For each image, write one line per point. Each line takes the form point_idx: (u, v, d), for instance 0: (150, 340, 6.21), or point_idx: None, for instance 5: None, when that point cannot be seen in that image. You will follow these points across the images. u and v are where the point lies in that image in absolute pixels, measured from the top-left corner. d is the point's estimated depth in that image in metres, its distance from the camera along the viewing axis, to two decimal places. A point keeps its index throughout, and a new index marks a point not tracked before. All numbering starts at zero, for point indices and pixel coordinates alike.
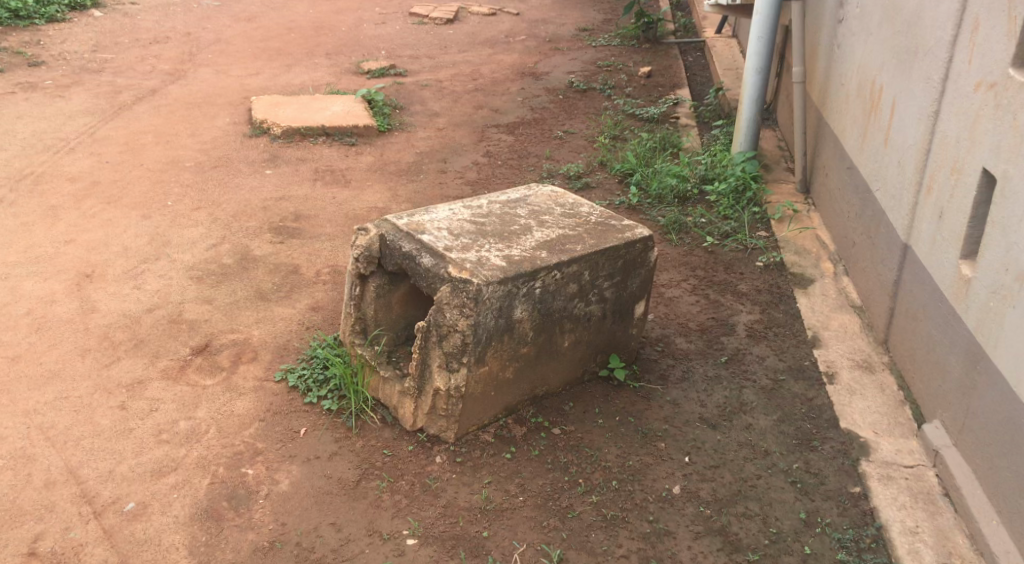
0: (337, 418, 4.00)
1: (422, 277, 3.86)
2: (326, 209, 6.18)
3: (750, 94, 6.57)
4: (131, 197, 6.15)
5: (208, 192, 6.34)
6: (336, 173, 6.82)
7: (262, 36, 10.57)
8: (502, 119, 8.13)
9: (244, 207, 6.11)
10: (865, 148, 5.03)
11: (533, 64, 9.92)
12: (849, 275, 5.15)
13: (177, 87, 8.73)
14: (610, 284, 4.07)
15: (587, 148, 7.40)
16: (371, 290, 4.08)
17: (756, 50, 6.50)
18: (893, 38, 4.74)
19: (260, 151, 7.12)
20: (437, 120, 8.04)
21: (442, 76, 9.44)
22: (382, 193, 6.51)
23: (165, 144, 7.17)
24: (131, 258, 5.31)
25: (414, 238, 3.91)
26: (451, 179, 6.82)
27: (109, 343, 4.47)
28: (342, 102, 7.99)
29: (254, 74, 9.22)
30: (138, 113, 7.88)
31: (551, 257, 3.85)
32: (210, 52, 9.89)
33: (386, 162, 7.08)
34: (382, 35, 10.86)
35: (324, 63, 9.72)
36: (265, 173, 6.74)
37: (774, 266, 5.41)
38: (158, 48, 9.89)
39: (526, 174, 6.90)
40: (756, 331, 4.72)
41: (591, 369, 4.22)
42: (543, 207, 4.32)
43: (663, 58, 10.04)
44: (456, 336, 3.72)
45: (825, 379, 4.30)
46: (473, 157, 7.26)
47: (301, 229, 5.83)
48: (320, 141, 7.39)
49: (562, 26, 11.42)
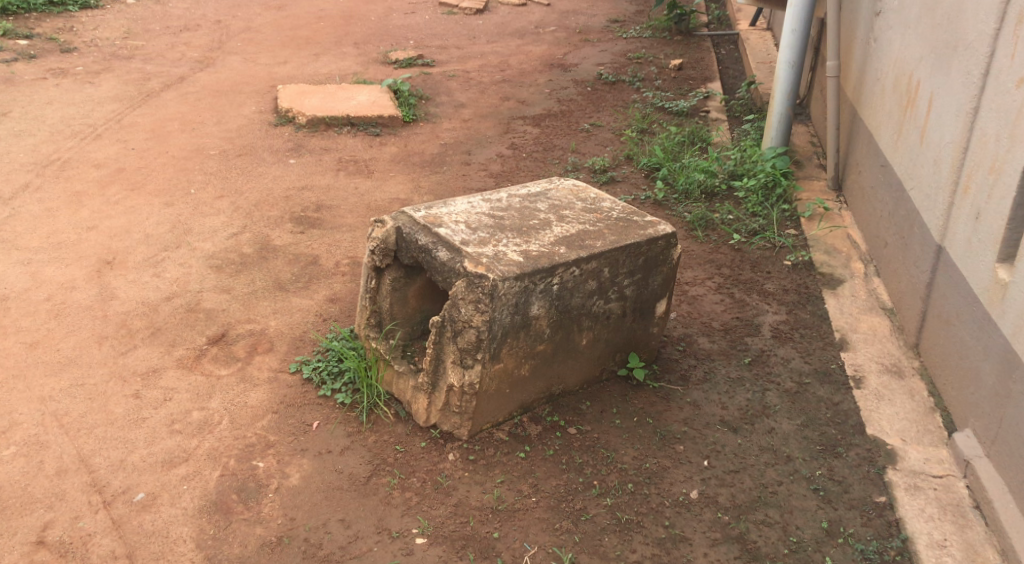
0: (350, 412, 3.93)
1: (437, 271, 3.79)
2: (348, 200, 6.15)
3: (781, 89, 6.46)
4: (155, 185, 6.13)
5: (231, 180, 6.31)
6: (360, 163, 6.78)
7: (291, 25, 10.56)
8: (529, 111, 8.06)
9: (267, 197, 6.08)
10: (900, 145, 4.91)
11: (562, 55, 9.83)
12: (880, 277, 5.03)
13: (205, 74, 8.72)
14: (630, 281, 4.01)
15: (614, 141, 7.32)
16: (387, 283, 4.00)
17: (788, 42, 6.40)
18: (931, 32, 4.62)
19: (285, 141, 7.09)
20: (463, 111, 7.98)
21: (470, 66, 9.37)
22: (404, 185, 6.47)
23: (191, 131, 7.15)
24: (152, 246, 5.29)
25: (431, 231, 3.85)
26: (475, 171, 6.77)
27: (126, 331, 4.43)
28: (368, 92, 7.95)
29: (282, 63, 9.20)
30: (166, 100, 7.87)
31: (570, 253, 3.80)
32: (239, 40, 9.88)
33: (410, 153, 7.02)
34: (411, 25, 10.80)
35: (352, 52, 9.69)
36: (289, 162, 6.70)
37: (802, 265, 5.31)
38: (188, 36, 9.88)
39: (550, 168, 6.85)
40: (782, 332, 4.62)
41: (610, 368, 4.15)
42: (563, 201, 4.27)
43: (695, 51, 9.94)
44: (471, 332, 3.64)
45: (851, 383, 4.18)
46: (498, 149, 7.19)
47: (323, 220, 5.81)
48: (345, 131, 7.34)
49: (594, 17, 11.32)
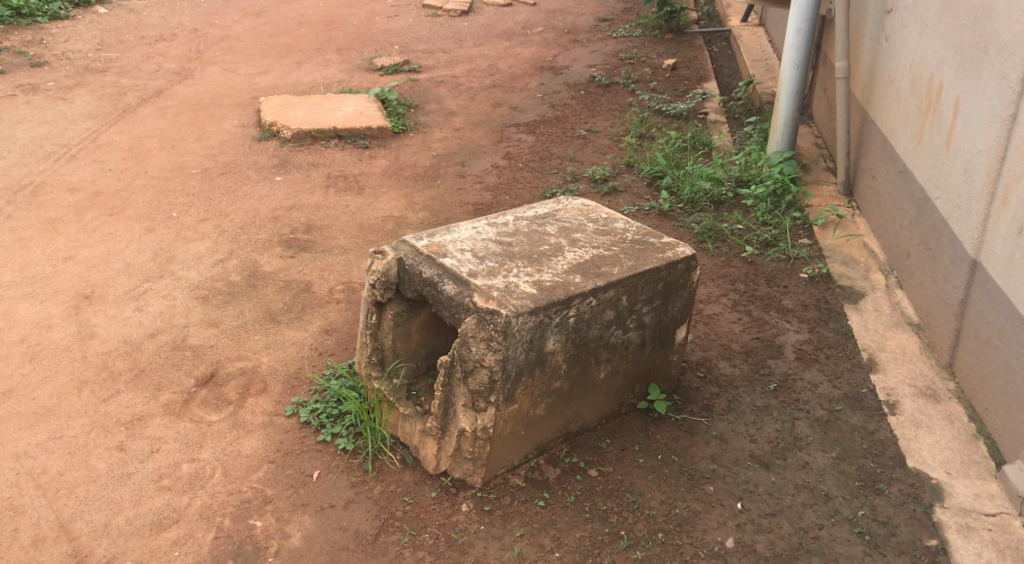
0: (353, 459, 3.65)
1: (444, 306, 3.52)
2: (339, 219, 5.87)
3: (787, 90, 6.30)
4: (135, 208, 5.82)
5: (216, 201, 6.01)
6: (350, 179, 6.50)
7: (271, 31, 10.25)
8: (522, 118, 7.79)
9: (254, 218, 5.79)
10: (921, 150, 4.66)
11: (552, 57, 9.56)
12: (904, 290, 4.78)
13: (184, 86, 8.41)
14: (649, 308, 3.75)
15: (612, 148, 7.07)
16: (389, 318, 3.71)
17: (794, 43, 6.24)
18: (954, 31, 4.38)
19: (270, 156, 6.79)
20: (454, 119, 7.71)
21: (457, 71, 9.10)
22: (397, 201, 6.18)
23: (171, 149, 6.84)
24: (133, 277, 4.99)
25: (436, 263, 3.59)
26: (470, 184, 6.50)
27: (107, 374, 4.13)
28: (354, 102, 7.67)
29: (264, 72, 8.89)
30: (143, 115, 7.55)
31: (586, 283, 3.53)
32: (218, 50, 9.56)
33: (401, 166, 6.74)
34: (395, 29, 10.51)
35: (336, 59, 9.39)
36: (275, 180, 6.40)
37: (820, 278, 5.06)
38: (164, 46, 9.55)
39: (548, 178, 6.58)
40: (806, 353, 4.36)
41: (629, 401, 3.88)
42: (574, 223, 4.02)
43: (688, 49, 9.70)
44: (483, 373, 3.37)
45: (885, 409, 3.93)
46: (492, 159, 6.93)
47: (313, 242, 5.52)
48: (332, 144, 7.05)
49: (581, 16, 11.06)
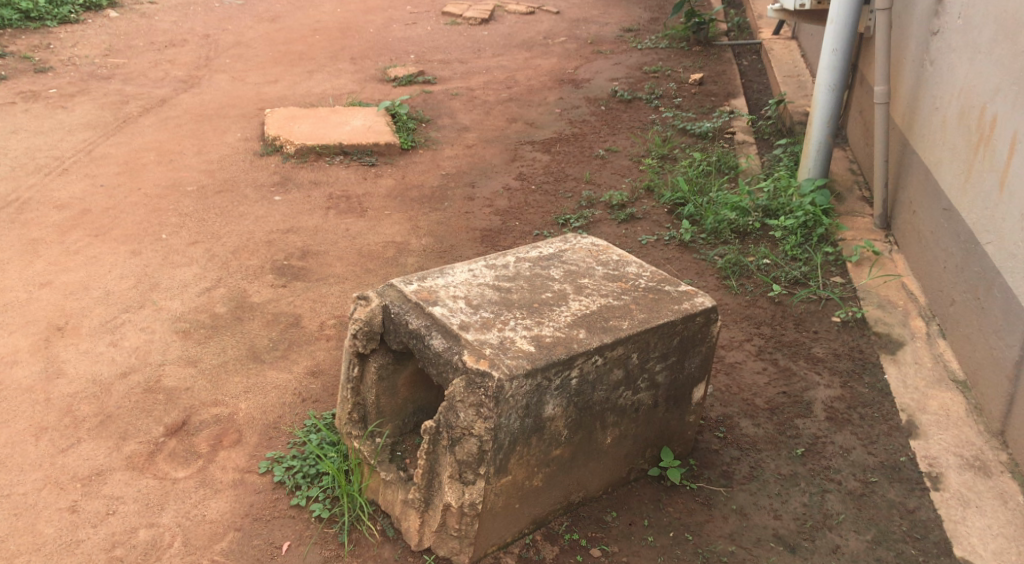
0: (328, 528, 3.29)
1: (431, 363, 3.15)
2: (337, 244, 5.52)
3: (820, 114, 5.90)
4: (123, 227, 5.49)
5: (209, 222, 5.67)
6: (353, 200, 6.15)
7: (284, 38, 9.94)
8: (538, 135, 7.43)
9: (247, 242, 5.44)
10: (972, 188, 4.31)
11: (573, 69, 9.18)
12: (947, 340, 4.40)
13: (189, 96, 8.10)
14: (663, 366, 3.36)
15: (632, 170, 6.72)
16: (372, 372, 3.34)
17: (828, 63, 5.83)
18: (1012, 61, 4.04)
19: (271, 173, 6.46)
20: (466, 136, 7.37)
21: (474, 83, 8.74)
22: (401, 225, 5.83)
23: (168, 163, 6.52)
24: (112, 306, 4.64)
25: (424, 312, 3.22)
26: (480, 207, 6.15)
27: (70, 420, 3.79)
28: (363, 116, 7.34)
29: (273, 81, 8.58)
30: (144, 126, 7.24)
31: (591, 339, 3.15)
32: (228, 57, 9.25)
33: (407, 188, 6.41)
34: (412, 37, 10.18)
35: (349, 68, 9.07)
36: (273, 200, 6.06)
37: (853, 323, 4.68)
38: (173, 52, 9.26)
39: (562, 203, 6.22)
40: (837, 412, 3.98)
41: (639, 467, 3.50)
42: (581, 266, 3.65)
43: (715, 62, 9.29)
44: (471, 442, 2.99)
45: (928, 483, 3.56)
46: (504, 181, 6.58)
47: (308, 269, 5.17)
48: (338, 160, 6.73)
49: (605, 26, 10.67)
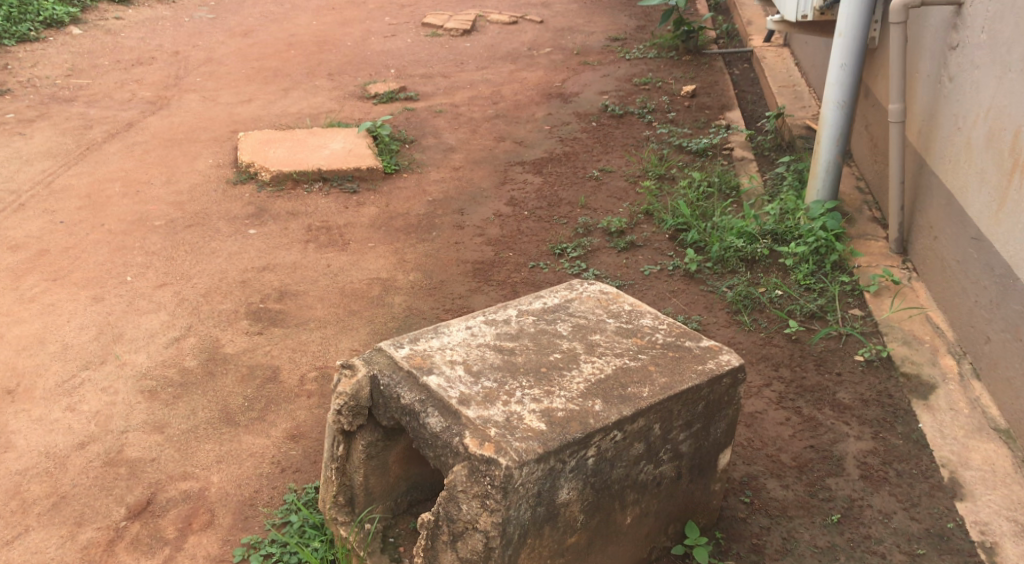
0: None
1: (427, 444, 2.79)
2: (318, 282, 5.13)
3: (828, 133, 5.56)
4: (84, 270, 5.08)
5: (178, 260, 5.26)
6: (333, 232, 5.76)
7: (258, 54, 9.53)
8: (527, 155, 7.07)
9: (220, 283, 5.04)
10: (1010, 220, 4.00)
11: (560, 82, 8.82)
12: (982, 381, 4.06)
13: (158, 118, 7.68)
14: (687, 435, 3.00)
15: (628, 192, 6.38)
16: (360, 451, 2.97)
17: (836, 79, 5.48)
18: None
19: (245, 204, 6.05)
20: (452, 157, 6.99)
21: (458, 99, 8.37)
22: (386, 258, 5.45)
23: (134, 195, 6.09)
24: (69, 362, 4.23)
25: (418, 384, 2.85)
26: (470, 237, 5.78)
27: (19, 505, 3.41)
28: (342, 139, 6.95)
29: (246, 101, 8.17)
30: (109, 153, 6.81)
31: (609, 412, 2.78)
32: (199, 75, 8.83)
33: (392, 216, 6.03)
34: (392, 51, 9.79)
35: (326, 85, 8.67)
36: (248, 233, 5.65)
37: (878, 363, 4.41)
38: (141, 71, 8.83)
39: (557, 230, 5.85)
40: (872, 468, 3.66)
41: (661, 544, 3.13)
42: (590, 319, 3.28)
43: (707, 71, 8.96)
44: (477, 537, 2.65)
45: (982, 555, 3.31)
46: (494, 207, 6.20)
47: (286, 313, 4.78)
48: (316, 188, 6.34)
49: (591, 35, 10.31)
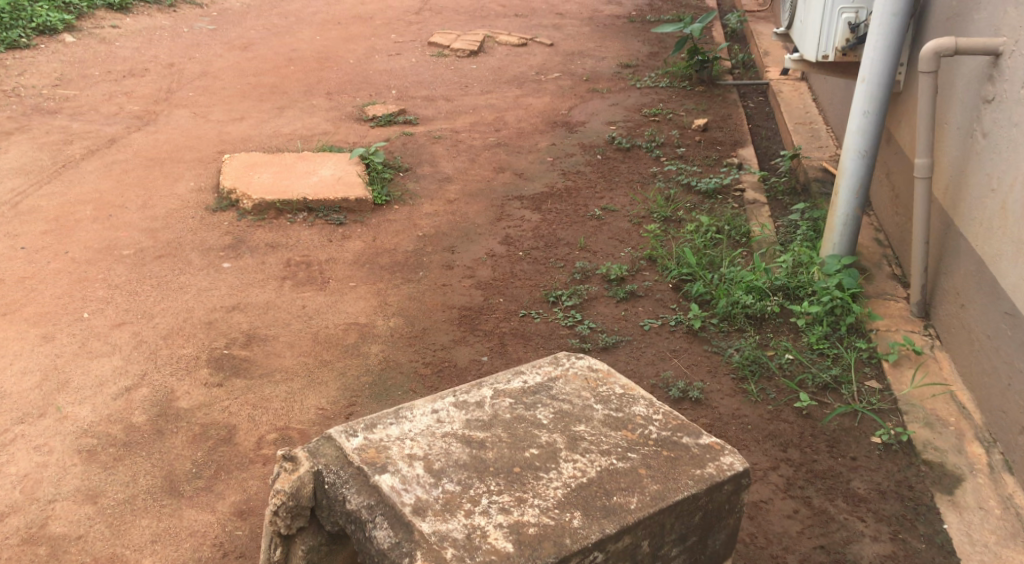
0: None
1: (372, 557, 2.71)
2: (290, 325, 4.72)
3: (847, 184, 5.16)
4: (37, 305, 4.70)
5: (141, 295, 4.86)
6: (313, 268, 5.37)
7: (256, 69, 9.17)
8: (527, 189, 6.68)
9: (183, 323, 4.65)
10: None
11: (567, 109, 8.44)
12: (1016, 476, 3.80)
13: (143, 134, 7.31)
14: (680, 549, 2.84)
15: (631, 234, 5.98)
16: (301, 553, 2.92)
17: (858, 126, 5.08)
18: None
19: (222, 234, 5.66)
20: (448, 188, 6.60)
21: (459, 125, 7.99)
22: (366, 300, 5.05)
23: (106, 219, 5.71)
24: (5, 416, 3.87)
25: (367, 487, 2.78)
26: (459, 278, 5.37)
27: None
28: (332, 165, 6.56)
29: (238, 119, 7.80)
30: (85, 172, 6.44)
31: (586, 530, 2.67)
32: (191, 89, 8.47)
33: (378, 252, 5.64)
34: (396, 70, 9.43)
35: (323, 105, 8.30)
36: (221, 267, 5.26)
37: (898, 446, 4.03)
38: (131, 83, 8.48)
39: (554, 274, 5.45)
40: None
41: None
42: (575, 405, 3.04)
43: (721, 104, 8.57)
44: None
45: None
46: (488, 245, 5.80)
47: (251, 362, 4.38)
48: (301, 218, 5.96)
49: (603, 60, 9.93)
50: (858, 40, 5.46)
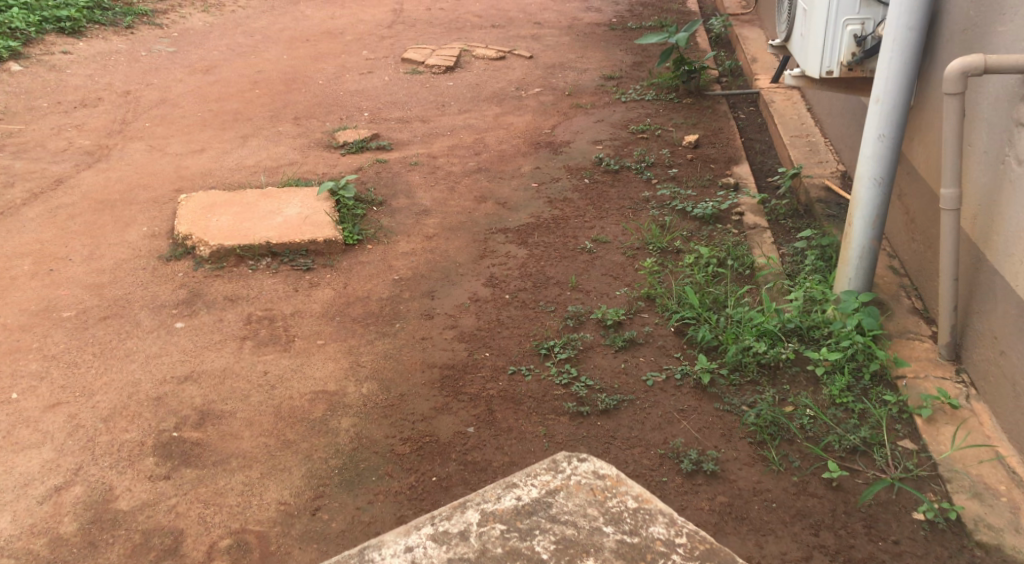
0: None
1: None
2: (250, 398, 4.19)
3: (862, 214, 4.65)
4: None
5: (80, 368, 4.34)
6: (277, 324, 4.83)
7: (218, 93, 8.63)
8: (511, 220, 6.15)
9: (125, 404, 4.12)
10: None
11: (550, 128, 7.93)
12: None
13: (93, 172, 6.75)
14: None
15: (626, 269, 5.46)
16: None
17: (872, 151, 4.58)
18: None
19: (176, 287, 5.12)
20: (425, 222, 6.07)
21: (436, 149, 7.47)
22: (335, 361, 4.51)
23: (45, 275, 5.17)
24: None
25: None
26: (439, 329, 4.83)
27: None
28: (299, 200, 6.01)
29: (197, 151, 7.25)
30: (26, 219, 5.88)
31: None
32: (147, 118, 7.91)
33: (349, 300, 5.11)
34: (367, 90, 8.90)
35: (290, 132, 7.76)
36: (173, 328, 4.72)
37: (943, 522, 3.71)
38: (83, 114, 7.92)
39: (545, 319, 4.93)
40: None
41: None
42: (577, 533, 2.89)
43: (712, 116, 8.07)
44: None
45: None
46: (471, 288, 5.27)
47: (204, 446, 3.92)
48: (263, 264, 5.42)
49: (585, 72, 9.43)
50: (865, 54, 4.96)
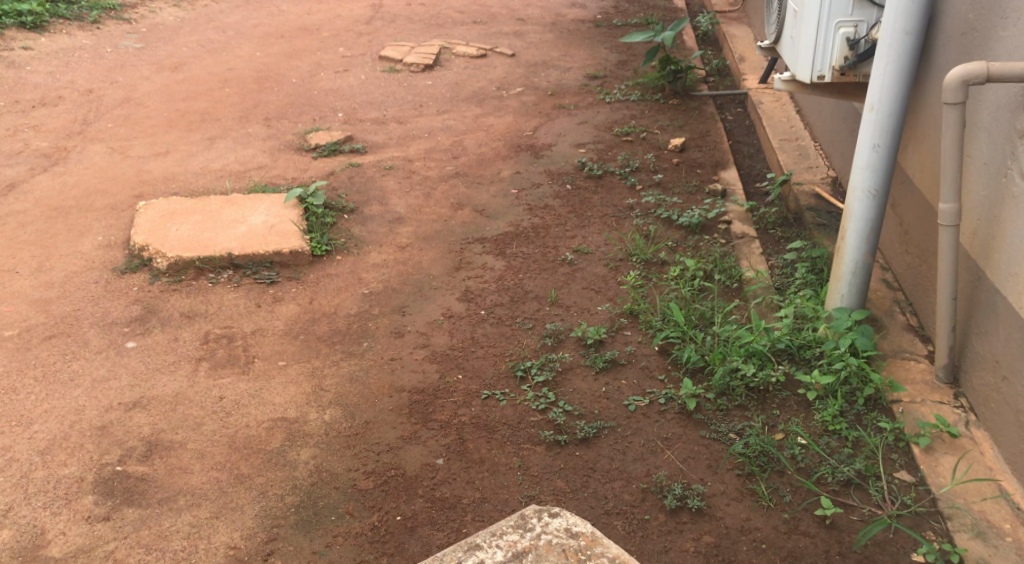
0: None
1: None
2: (203, 428, 3.97)
3: (855, 227, 4.39)
4: None
5: (20, 395, 4.12)
6: (235, 343, 4.53)
7: (186, 92, 8.30)
8: (488, 229, 5.87)
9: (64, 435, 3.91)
10: None
11: (530, 130, 7.64)
12: None
13: (49, 176, 6.44)
14: None
15: (608, 282, 5.18)
16: None
17: (866, 162, 4.31)
18: None
19: (129, 302, 4.82)
20: (398, 231, 5.78)
21: (411, 152, 7.17)
22: (297, 385, 4.23)
23: None
24: None
25: None
26: (409, 348, 4.55)
27: None
28: (265, 207, 5.71)
29: (161, 153, 6.93)
30: None
31: None
32: (110, 119, 7.59)
33: (314, 316, 4.82)
34: (342, 89, 8.59)
35: (260, 133, 7.45)
36: (123, 348, 4.42)
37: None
38: (42, 114, 7.59)
39: (522, 337, 4.64)
40: None
41: None
42: None
43: (699, 118, 7.79)
44: None
45: None
46: (444, 303, 4.99)
47: (149, 482, 3.72)
48: (225, 277, 5.12)
49: (568, 71, 9.14)
50: (859, 58, 4.68)
